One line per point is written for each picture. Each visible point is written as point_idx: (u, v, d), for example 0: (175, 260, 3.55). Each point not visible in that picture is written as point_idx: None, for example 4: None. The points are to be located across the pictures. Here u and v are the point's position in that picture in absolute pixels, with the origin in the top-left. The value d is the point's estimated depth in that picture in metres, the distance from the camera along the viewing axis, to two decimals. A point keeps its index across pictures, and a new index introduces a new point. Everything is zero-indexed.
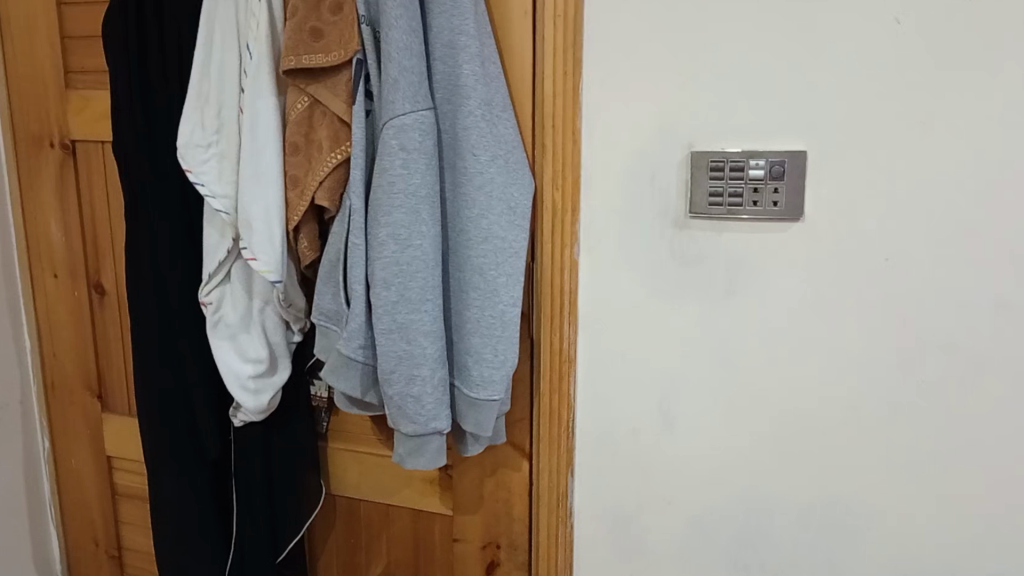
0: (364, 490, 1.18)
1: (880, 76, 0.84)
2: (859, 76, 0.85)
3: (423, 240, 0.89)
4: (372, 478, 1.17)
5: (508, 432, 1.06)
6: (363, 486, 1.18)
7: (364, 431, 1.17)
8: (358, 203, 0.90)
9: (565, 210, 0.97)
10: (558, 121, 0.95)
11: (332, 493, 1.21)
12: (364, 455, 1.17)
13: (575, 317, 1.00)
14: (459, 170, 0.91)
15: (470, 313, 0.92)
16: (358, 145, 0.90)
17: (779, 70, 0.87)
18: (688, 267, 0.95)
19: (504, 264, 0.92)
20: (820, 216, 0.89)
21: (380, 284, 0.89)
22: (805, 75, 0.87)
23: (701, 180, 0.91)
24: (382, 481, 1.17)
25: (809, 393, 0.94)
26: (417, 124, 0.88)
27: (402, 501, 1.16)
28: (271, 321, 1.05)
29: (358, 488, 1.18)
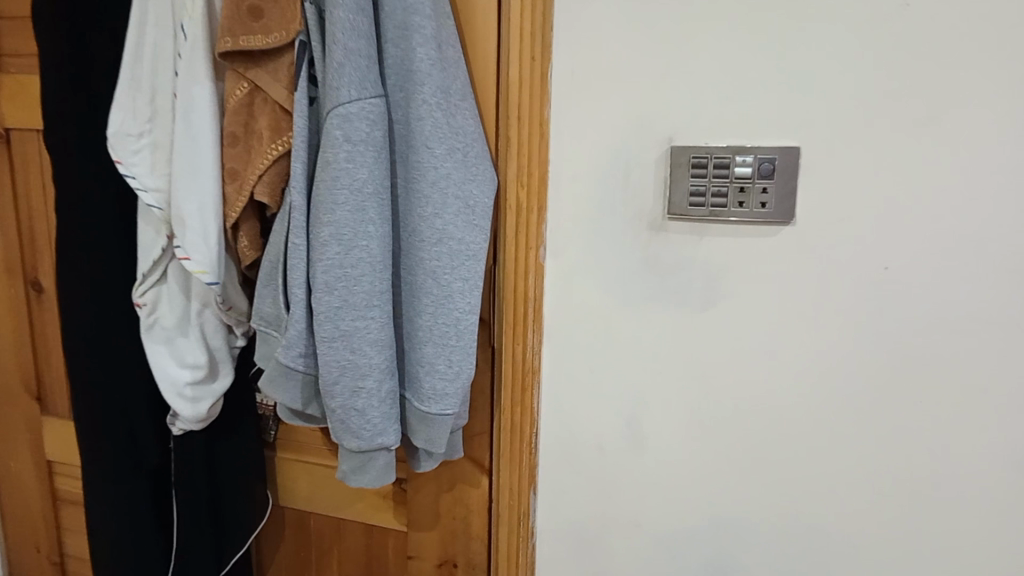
0: (314, 503, 1.10)
1: (874, 67, 0.77)
2: (851, 66, 0.78)
3: (370, 240, 0.81)
4: (323, 490, 1.09)
5: (466, 445, 0.99)
6: (313, 499, 1.10)
7: (314, 441, 1.08)
8: (299, 199, 0.82)
9: (529, 210, 0.89)
10: (523, 111, 0.88)
11: (280, 505, 1.13)
12: (314, 467, 1.09)
13: (539, 325, 0.93)
14: (411, 164, 0.83)
15: (422, 320, 0.84)
16: (301, 135, 0.82)
17: (763, 58, 0.80)
18: (660, 271, 0.87)
19: (460, 267, 0.84)
20: (806, 217, 0.82)
21: (322, 288, 0.81)
22: (793, 64, 0.79)
23: (681, 180, 0.84)
24: (334, 494, 1.09)
25: (793, 409, 0.86)
26: (365, 112, 0.79)
27: (354, 515, 1.08)
28: (210, 325, 0.97)
29: (307, 501, 1.11)
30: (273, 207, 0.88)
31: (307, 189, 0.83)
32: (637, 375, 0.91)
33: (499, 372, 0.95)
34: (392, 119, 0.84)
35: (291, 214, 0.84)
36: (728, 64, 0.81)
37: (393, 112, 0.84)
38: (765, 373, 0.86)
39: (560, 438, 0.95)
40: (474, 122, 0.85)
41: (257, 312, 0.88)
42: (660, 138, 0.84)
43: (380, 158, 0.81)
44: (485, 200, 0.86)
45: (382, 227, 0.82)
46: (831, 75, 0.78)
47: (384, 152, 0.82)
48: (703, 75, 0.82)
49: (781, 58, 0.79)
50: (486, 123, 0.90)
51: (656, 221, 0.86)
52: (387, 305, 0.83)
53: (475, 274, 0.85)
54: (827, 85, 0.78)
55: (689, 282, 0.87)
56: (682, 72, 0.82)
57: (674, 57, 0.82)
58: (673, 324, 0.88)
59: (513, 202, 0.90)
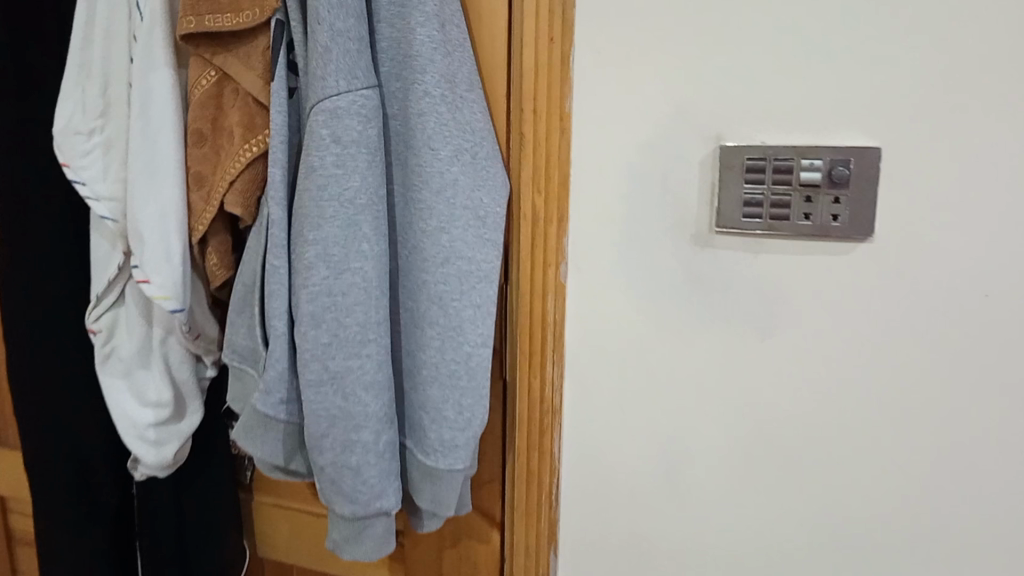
0: (296, 554, 0.96)
1: (992, 47, 0.61)
2: (962, 50, 0.61)
3: (362, 263, 0.68)
4: (305, 540, 0.95)
5: (473, 496, 0.85)
6: (294, 550, 0.96)
7: (294, 486, 0.94)
8: (276, 214, 0.68)
9: (548, 221, 0.75)
10: (540, 106, 0.73)
11: (257, 553, 0.99)
12: (296, 513, 0.94)
13: (560, 358, 0.78)
14: (411, 169, 0.70)
15: (424, 356, 0.71)
16: (278, 139, 0.68)
17: (846, 36, 0.64)
18: (703, 296, 0.72)
19: (469, 293, 0.70)
20: (894, 233, 0.65)
21: (307, 322, 0.67)
22: (883, 44, 0.63)
23: (731, 189, 0.68)
24: (317, 546, 0.95)
25: (868, 470, 0.70)
26: (356, 108, 0.66)
27: (341, 569, 0.95)
28: (175, 357, 0.82)
29: (289, 551, 0.97)
30: (246, 221, 0.73)
31: (286, 201, 0.69)
32: (672, 419, 0.76)
33: (513, 411, 0.81)
34: (386, 115, 0.71)
35: (268, 230, 0.70)
36: (799, 44, 0.65)
37: (388, 107, 0.71)
38: (834, 425, 0.70)
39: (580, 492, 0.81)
40: (484, 117, 0.71)
41: (228, 345, 0.75)
42: (708, 136, 0.69)
43: (376, 163, 0.68)
44: (498, 211, 0.72)
45: (377, 246, 0.69)
46: (933, 57, 0.62)
47: (380, 155, 0.68)
48: (765, 59, 0.66)
49: (869, 37, 0.63)
50: (495, 119, 0.75)
51: (700, 237, 0.71)
52: (384, 340, 0.70)
53: (488, 300, 0.71)
54: (927, 71, 0.62)
55: (737, 308, 0.71)
56: (738, 55, 0.67)
57: (728, 36, 0.67)
58: (718, 360, 0.73)
59: (526, 211, 0.75)
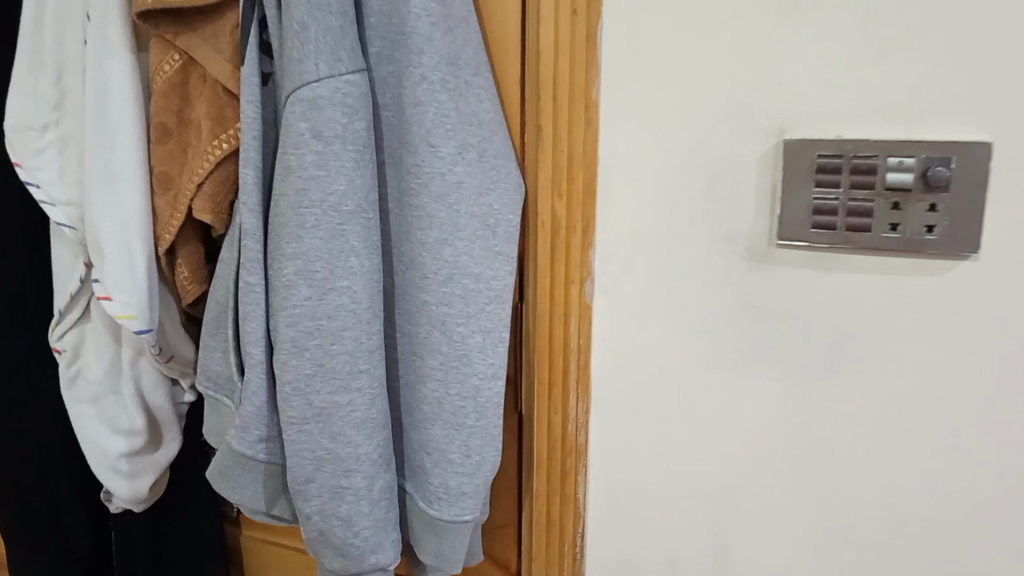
0: None
1: None
2: None
3: (354, 279, 0.56)
4: None
5: (486, 539, 0.77)
6: None
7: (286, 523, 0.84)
8: (250, 221, 0.57)
9: (570, 233, 0.65)
10: (561, 98, 0.63)
11: None
12: (289, 552, 0.85)
13: (585, 389, 0.69)
14: (408, 172, 0.60)
15: (424, 390, 0.61)
16: (251, 135, 0.57)
17: (946, 2, 0.51)
18: (759, 320, 0.61)
19: (476, 316, 0.60)
20: (1002, 251, 0.53)
21: (288, 349, 0.56)
22: (989, 17, 0.50)
23: (799, 194, 0.57)
24: None
25: (956, 535, 0.58)
26: (341, 98, 0.55)
27: None
28: (148, 379, 0.71)
29: None
30: (218, 229, 0.63)
31: (261, 204, 0.57)
32: (721, 462, 0.65)
33: (530, 448, 0.72)
34: (376, 108, 0.61)
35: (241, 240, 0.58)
36: (887, 14, 0.53)
37: (379, 98, 0.61)
38: (920, 480, 0.58)
39: (614, 537, 0.71)
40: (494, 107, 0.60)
41: (202, 371, 0.63)
42: (769, 128, 0.57)
43: (368, 163, 0.57)
44: (510, 220, 0.61)
45: (370, 259, 0.57)
46: None
47: (371, 154, 0.58)
48: (843, 32, 0.54)
49: (981, 0, 0.50)
50: (508, 115, 0.66)
51: (757, 251, 0.60)
52: (380, 374, 0.58)
53: (499, 324, 0.61)
54: None
55: (801, 336, 0.60)
56: (808, 29, 0.55)
57: (797, 6, 0.55)
58: (778, 395, 0.61)
59: (543, 223, 0.65)
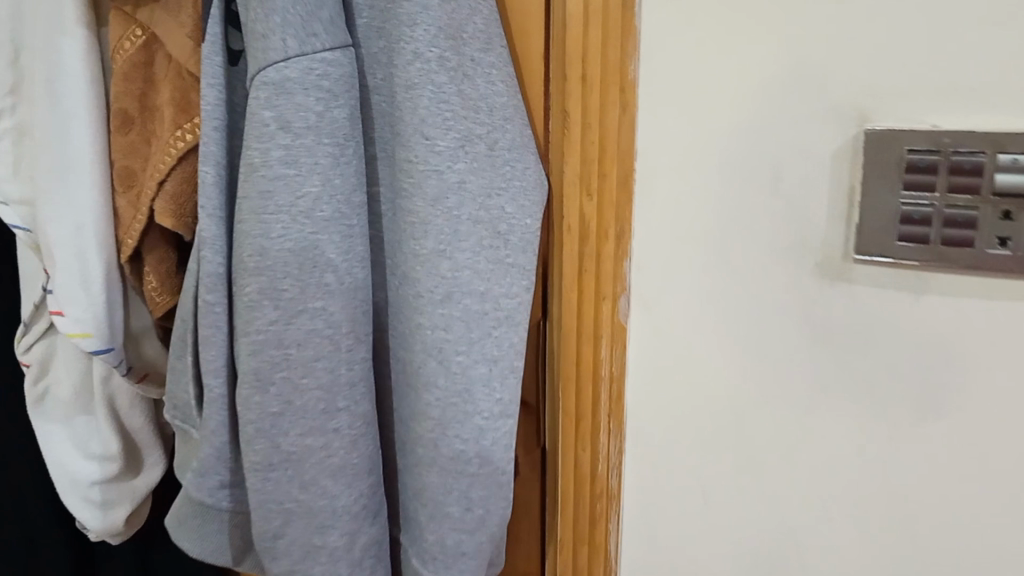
0: None
1: None
2: None
3: (330, 297, 0.46)
4: None
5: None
6: None
7: None
8: (208, 226, 0.46)
9: (600, 239, 0.55)
10: (591, 79, 0.53)
11: None
12: None
13: (618, 422, 0.58)
14: (400, 169, 0.50)
15: (419, 429, 0.51)
16: (213, 124, 0.46)
17: None
18: (830, 350, 0.49)
19: (479, 343, 0.50)
20: None
21: (250, 384, 0.46)
22: None
23: (884, 197, 0.45)
24: None
25: None
26: (315, 80, 0.45)
27: None
28: (123, 399, 0.61)
29: None
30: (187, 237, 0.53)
31: (224, 205, 0.47)
32: (780, 516, 0.53)
33: (551, 484, 0.63)
34: (363, 93, 0.51)
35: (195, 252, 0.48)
36: None
37: (369, 81, 0.51)
38: None
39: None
40: (509, 89, 0.50)
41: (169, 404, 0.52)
42: (847, 115, 0.46)
43: (352, 159, 0.47)
44: (526, 225, 0.51)
45: (352, 274, 0.48)
46: None
47: (357, 147, 0.48)
48: None
49: None
50: (530, 99, 0.56)
51: (829, 265, 0.49)
52: (366, 410, 0.49)
53: (508, 352, 0.51)
54: None
55: (885, 372, 0.48)
56: None
57: None
58: (853, 444, 0.50)
59: (570, 224, 0.56)
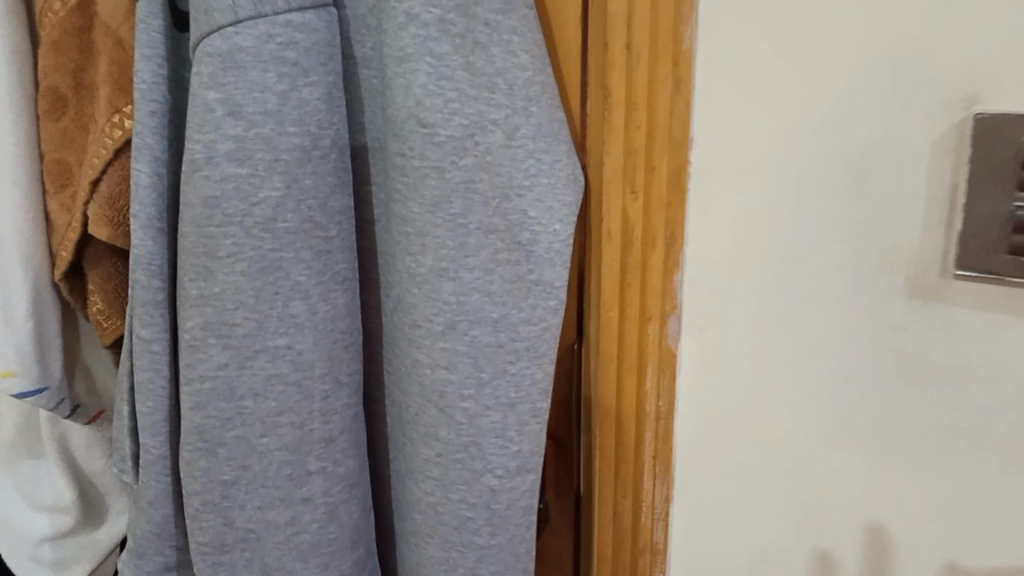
0: None
1: None
2: None
3: (301, 331, 0.36)
4: None
5: None
6: None
7: None
8: (142, 239, 0.36)
9: (647, 246, 0.42)
10: (637, 43, 0.39)
11: None
12: None
13: (666, 465, 0.45)
14: (393, 165, 0.38)
15: (416, 491, 0.41)
16: (152, 107, 0.35)
17: None
18: (917, 389, 0.37)
19: (490, 384, 0.39)
20: None
21: (196, 448, 0.36)
22: None
23: (988, 201, 0.34)
24: None
25: None
26: (277, 50, 0.34)
27: None
28: (78, 439, 0.51)
29: None
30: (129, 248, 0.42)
31: (165, 212, 0.36)
32: None
33: (589, 530, 0.51)
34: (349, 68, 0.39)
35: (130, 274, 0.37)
36: None
37: (357, 51, 0.39)
38: None
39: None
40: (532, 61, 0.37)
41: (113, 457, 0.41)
42: (968, 83, 0.33)
43: (328, 152, 0.36)
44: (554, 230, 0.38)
45: (328, 301, 0.37)
46: None
47: (337, 136, 0.36)
48: None
49: None
50: (565, 74, 0.44)
51: (922, 281, 0.36)
52: (352, 473, 0.39)
53: (529, 394, 0.39)
54: None
55: (981, 419, 0.36)
56: None
57: None
58: (936, 506, 0.38)
59: (611, 230, 0.42)
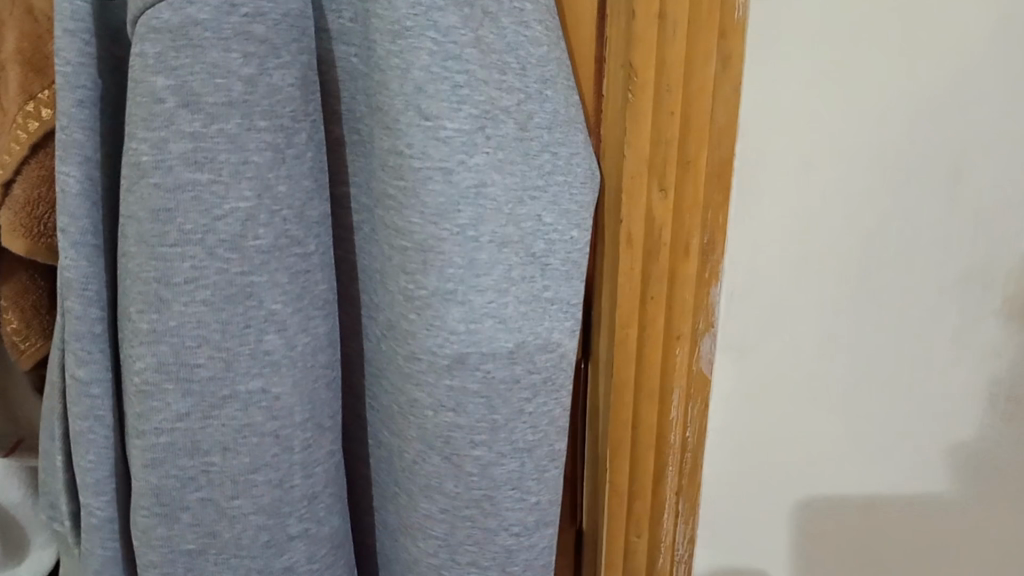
0: None
1: None
2: None
3: (278, 371, 0.29)
4: None
5: None
6: None
7: None
8: (74, 259, 0.29)
9: (677, 254, 0.33)
10: (673, 11, 0.29)
11: None
12: None
13: (690, 503, 0.37)
14: (385, 164, 0.30)
15: (411, 547, 0.35)
16: (79, 96, 0.28)
17: None
18: None
19: (503, 427, 0.32)
20: None
21: (153, 512, 0.30)
22: None
23: None
24: None
25: None
26: (242, 23, 0.27)
27: None
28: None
29: None
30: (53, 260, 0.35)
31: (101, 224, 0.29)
32: None
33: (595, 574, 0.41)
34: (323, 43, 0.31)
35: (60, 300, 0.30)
36: None
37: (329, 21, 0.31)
38: None
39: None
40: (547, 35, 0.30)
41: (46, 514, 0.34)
42: None
43: (304, 150, 0.29)
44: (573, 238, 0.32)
45: (309, 331, 0.30)
46: None
47: (314, 130, 0.29)
48: None
49: None
50: (573, 27, 0.33)
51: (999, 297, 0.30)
52: (337, 533, 0.33)
53: (547, 435, 0.32)
54: None
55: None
56: None
57: None
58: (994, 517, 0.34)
59: (631, 234, 0.33)
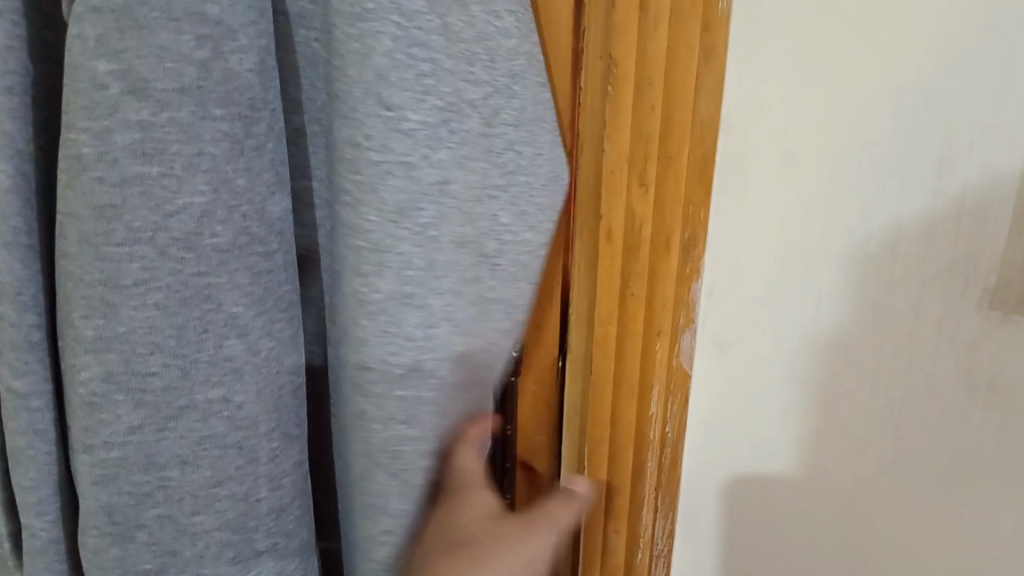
0: None
1: None
2: None
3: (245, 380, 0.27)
4: None
5: None
6: None
7: None
8: (7, 260, 0.27)
9: (659, 251, 0.33)
10: (652, 21, 0.30)
11: None
12: None
13: (669, 500, 0.37)
14: (338, 159, 0.28)
15: None
16: (8, 82, 0.26)
17: None
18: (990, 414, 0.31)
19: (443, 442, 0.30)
20: None
21: (104, 531, 0.28)
22: None
23: None
24: None
25: None
26: (195, 4, 0.25)
27: None
28: None
29: None
30: None
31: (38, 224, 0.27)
32: None
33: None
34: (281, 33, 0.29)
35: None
36: None
37: (288, 5, 0.29)
38: None
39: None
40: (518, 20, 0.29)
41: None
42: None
43: (264, 141, 0.27)
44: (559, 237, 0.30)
45: (272, 335, 0.28)
46: None
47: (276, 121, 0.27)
48: None
49: None
50: (546, 25, 0.32)
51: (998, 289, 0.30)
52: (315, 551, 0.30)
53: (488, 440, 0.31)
54: None
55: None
56: None
57: None
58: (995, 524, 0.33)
59: (610, 231, 0.33)
